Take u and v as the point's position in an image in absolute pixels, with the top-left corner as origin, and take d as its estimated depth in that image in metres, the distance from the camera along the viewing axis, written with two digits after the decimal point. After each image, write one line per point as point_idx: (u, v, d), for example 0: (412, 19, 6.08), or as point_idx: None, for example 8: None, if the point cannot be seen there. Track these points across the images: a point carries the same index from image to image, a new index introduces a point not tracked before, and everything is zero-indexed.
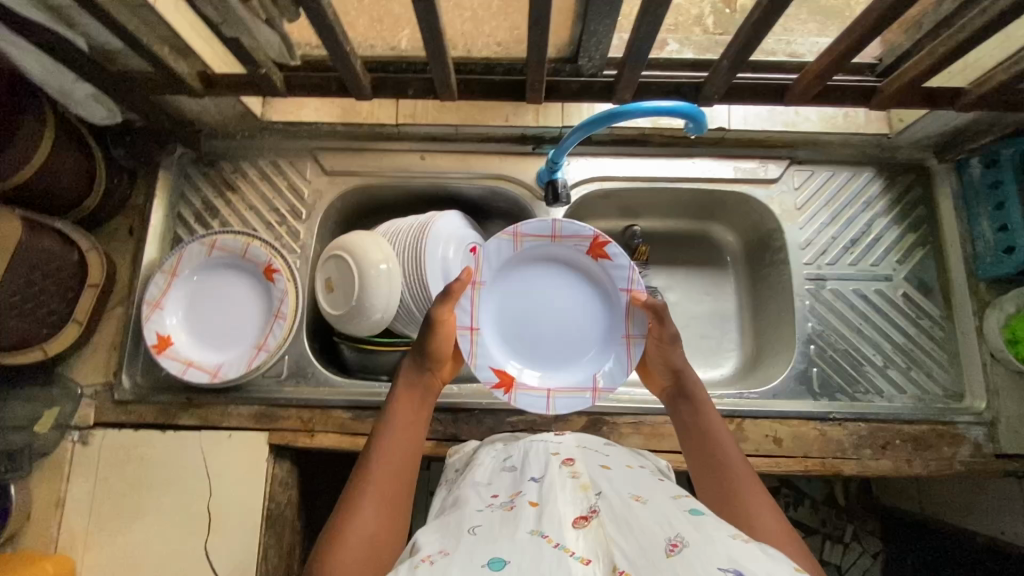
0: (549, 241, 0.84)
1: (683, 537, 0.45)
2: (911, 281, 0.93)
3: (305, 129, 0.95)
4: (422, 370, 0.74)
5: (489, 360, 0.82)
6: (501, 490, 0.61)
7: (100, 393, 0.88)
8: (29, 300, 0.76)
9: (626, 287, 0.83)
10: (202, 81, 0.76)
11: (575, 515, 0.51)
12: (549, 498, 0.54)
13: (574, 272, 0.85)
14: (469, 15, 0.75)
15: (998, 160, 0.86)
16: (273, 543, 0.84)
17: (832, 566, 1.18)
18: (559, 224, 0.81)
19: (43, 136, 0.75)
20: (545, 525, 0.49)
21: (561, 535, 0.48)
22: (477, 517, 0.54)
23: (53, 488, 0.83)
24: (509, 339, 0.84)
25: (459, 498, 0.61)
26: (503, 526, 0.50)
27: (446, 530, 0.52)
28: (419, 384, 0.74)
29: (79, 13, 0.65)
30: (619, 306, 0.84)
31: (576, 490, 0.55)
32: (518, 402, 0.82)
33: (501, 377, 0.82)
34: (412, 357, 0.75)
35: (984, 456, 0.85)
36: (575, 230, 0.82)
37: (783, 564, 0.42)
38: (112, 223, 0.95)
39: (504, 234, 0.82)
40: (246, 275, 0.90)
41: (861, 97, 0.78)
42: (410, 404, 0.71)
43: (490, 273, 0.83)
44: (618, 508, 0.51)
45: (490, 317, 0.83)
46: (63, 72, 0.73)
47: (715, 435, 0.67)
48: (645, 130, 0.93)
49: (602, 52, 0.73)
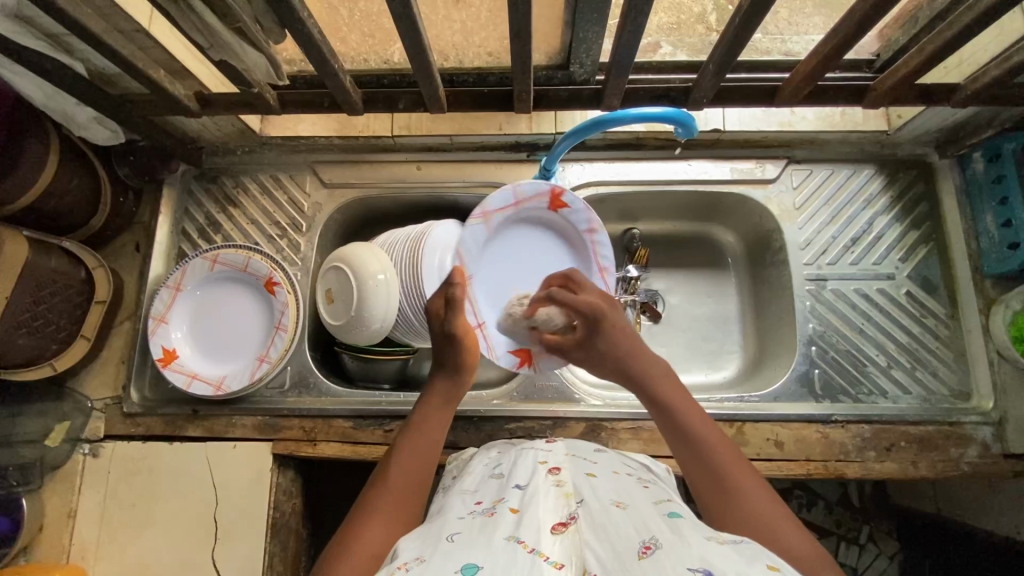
0: (513, 208, 0.89)
1: (657, 539, 0.47)
2: (914, 279, 0.91)
3: (304, 143, 0.96)
4: (454, 385, 0.74)
5: (505, 346, 0.87)
6: (486, 498, 0.61)
7: (109, 406, 0.91)
8: (38, 318, 0.79)
9: (587, 228, 0.90)
10: (199, 100, 0.77)
11: (554, 521, 0.51)
12: (530, 504, 0.54)
13: (537, 227, 0.93)
14: (458, 27, 0.75)
15: (1001, 155, 0.84)
16: (278, 552, 0.85)
17: (848, 568, 1.16)
18: (519, 189, 0.86)
19: (48, 158, 0.78)
20: (521, 531, 0.50)
21: (537, 539, 0.48)
22: (457, 524, 0.55)
23: (64, 500, 0.86)
24: (512, 317, 0.89)
25: (446, 506, 0.62)
26: (481, 532, 0.51)
27: (426, 538, 0.53)
28: (450, 398, 0.73)
29: (76, 40, 0.67)
30: (586, 246, 0.92)
31: (558, 497, 0.56)
32: (545, 369, 0.88)
33: (521, 355, 0.88)
34: (442, 371, 0.75)
35: (992, 457, 0.84)
36: (534, 189, 0.87)
37: (755, 563, 0.43)
38: (119, 240, 0.97)
39: (473, 220, 0.86)
40: (247, 288, 0.92)
41: (855, 96, 0.77)
42: (434, 419, 0.71)
43: (472, 262, 0.89)
44: (597, 513, 0.51)
45: (487, 309, 0.88)
46: (65, 97, 0.75)
47: (690, 421, 0.65)
48: (639, 135, 0.92)
49: (592, 58, 0.74)
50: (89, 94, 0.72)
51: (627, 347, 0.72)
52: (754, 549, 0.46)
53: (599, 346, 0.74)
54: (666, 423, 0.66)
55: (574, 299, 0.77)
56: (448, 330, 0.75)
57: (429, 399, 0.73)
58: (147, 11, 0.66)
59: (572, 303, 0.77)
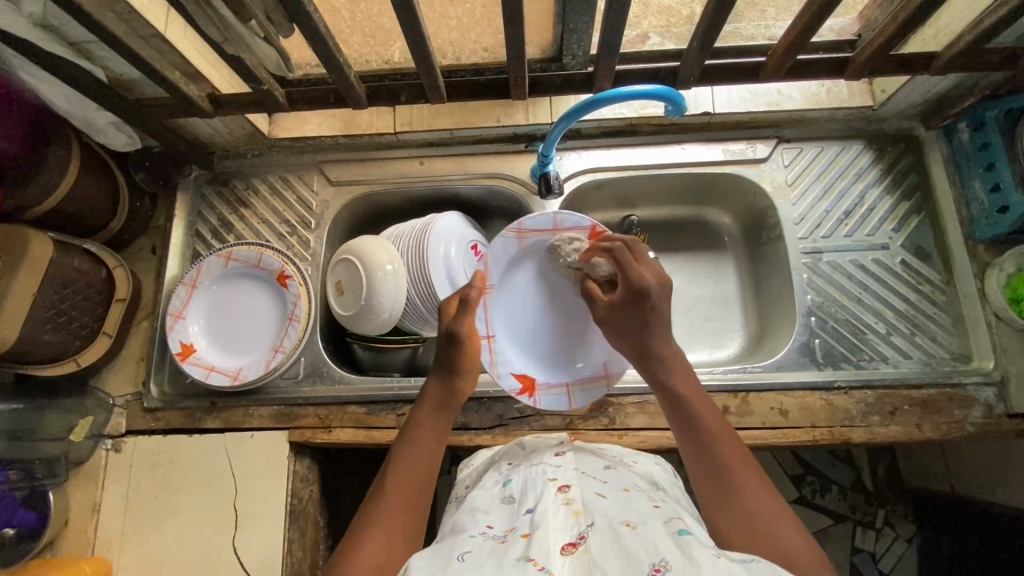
0: (550, 234, 0.88)
1: (667, 561, 0.48)
2: (908, 248, 0.93)
3: (310, 144, 1.01)
4: (448, 389, 0.73)
5: (509, 367, 0.87)
6: (497, 522, 0.60)
7: (130, 402, 0.94)
8: (63, 315, 0.82)
9: None
10: (211, 101, 0.82)
11: (564, 542, 0.52)
12: (540, 526, 0.55)
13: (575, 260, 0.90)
14: (454, 23, 0.83)
15: (984, 123, 0.86)
16: (297, 537, 0.88)
17: (865, 553, 1.19)
18: (560, 217, 0.86)
19: (69, 163, 0.82)
20: (532, 551, 0.51)
21: (547, 559, 0.50)
22: (466, 544, 0.55)
23: (90, 494, 0.89)
24: (522, 339, 0.90)
25: (458, 525, 0.61)
26: (491, 554, 0.52)
27: (437, 555, 0.53)
28: (447, 401, 0.73)
29: (98, 47, 0.72)
30: None
31: (568, 515, 0.56)
32: (542, 404, 0.87)
33: (523, 383, 0.87)
34: (438, 376, 0.74)
35: (996, 416, 0.85)
36: (575, 221, 0.87)
37: None
38: (136, 244, 1.01)
39: (507, 232, 0.87)
40: (262, 283, 0.95)
41: (834, 69, 0.81)
42: (433, 422, 0.70)
43: (496, 274, 0.89)
44: (607, 535, 0.52)
45: (501, 324, 0.89)
46: (86, 102, 0.79)
47: (696, 409, 0.66)
48: (632, 120, 0.96)
49: (584, 49, 0.78)
50: (108, 98, 0.77)
51: (651, 326, 0.73)
52: (764, 569, 0.47)
53: (632, 319, 0.74)
54: (682, 416, 0.66)
55: (630, 265, 0.76)
56: (452, 331, 0.75)
57: (424, 402, 0.73)
58: (163, 16, 0.70)
59: (628, 269, 0.76)
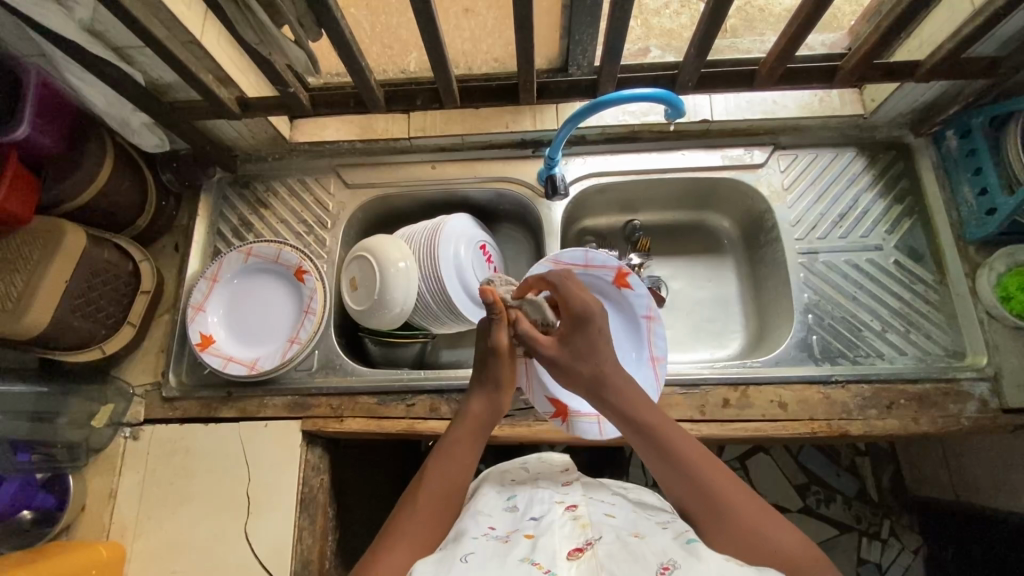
0: (582, 268, 0.90)
1: (674, 560, 0.51)
2: (901, 248, 0.97)
3: (329, 148, 1.06)
4: (493, 406, 0.73)
5: (544, 392, 0.87)
6: (500, 525, 0.62)
7: (150, 391, 0.97)
8: (91, 303, 0.87)
9: (645, 313, 0.90)
10: (239, 104, 0.87)
11: (570, 547, 0.54)
12: (545, 531, 0.57)
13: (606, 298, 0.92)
14: (467, 35, 0.90)
15: (970, 131, 0.91)
16: (307, 525, 0.89)
17: (871, 564, 1.19)
18: (591, 255, 0.88)
19: (103, 161, 0.87)
20: (538, 553, 0.53)
21: (553, 562, 0.52)
22: (471, 546, 0.56)
23: (108, 481, 0.91)
24: None
25: (458, 527, 0.62)
26: (496, 555, 0.53)
27: (441, 558, 0.54)
28: (488, 419, 0.72)
29: (138, 51, 0.77)
30: (641, 330, 0.90)
31: (574, 525, 0.58)
32: (575, 429, 0.87)
33: (557, 408, 0.87)
34: (487, 390, 0.74)
35: (992, 411, 0.87)
36: (603, 260, 0.89)
37: None
38: (160, 242, 1.06)
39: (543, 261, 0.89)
40: (280, 279, 0.99)
41: (825, 78, 0.86)
42: (472, 439, 0.70)
43: None
44: (612, 543, 0.54)
45: None
46: (124, 104, 0.85)
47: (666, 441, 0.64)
48: (635, 127, 1.01)
49: (587, 60, 0.84)
50: (145, 100, 0.82)
51: (603, 350, 0.70)
52: None
53: (580, 342, 0.71)
54: (665, 459, 0.63)
55: (566, 292, 0.74)
56: (495, 344, 0.74)
57: (467, 417, 0.72)
58: (199, 23, 0.76)
59: (564, 295, 0.74)
